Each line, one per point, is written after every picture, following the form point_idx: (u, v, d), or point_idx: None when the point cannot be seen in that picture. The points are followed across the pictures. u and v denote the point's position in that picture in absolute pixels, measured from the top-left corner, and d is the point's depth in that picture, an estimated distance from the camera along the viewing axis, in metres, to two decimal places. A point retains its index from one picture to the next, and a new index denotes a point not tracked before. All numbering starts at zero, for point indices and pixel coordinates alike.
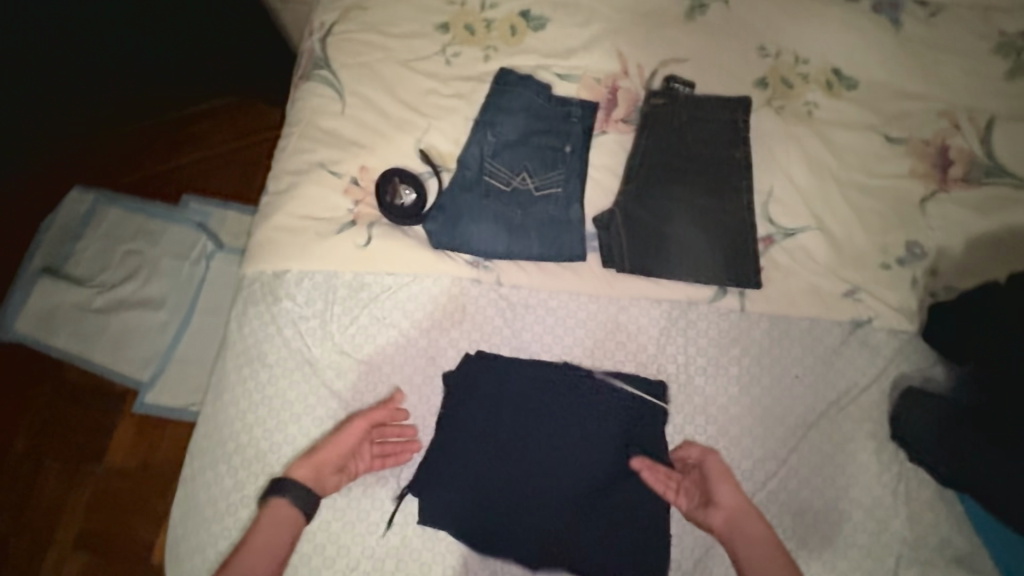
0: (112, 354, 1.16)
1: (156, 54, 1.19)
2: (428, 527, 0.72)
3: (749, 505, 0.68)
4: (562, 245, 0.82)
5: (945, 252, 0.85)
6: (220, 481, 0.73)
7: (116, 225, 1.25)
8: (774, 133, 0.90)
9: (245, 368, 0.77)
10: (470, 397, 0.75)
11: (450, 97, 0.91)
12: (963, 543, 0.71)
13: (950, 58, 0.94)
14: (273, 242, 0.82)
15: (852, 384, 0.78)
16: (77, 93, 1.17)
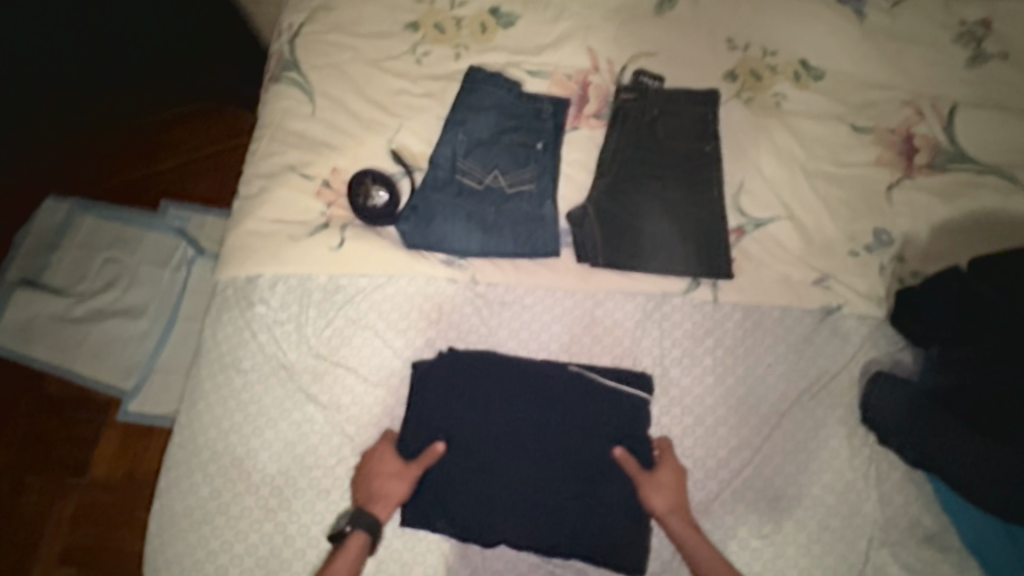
0: (88, 365, 1.15)
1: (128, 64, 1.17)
2: (409, 527, 0.72)
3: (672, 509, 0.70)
4: (536, 242, 0.82)
5: (911, 239, 0.86)
6: (197, 490, 0.72)
7: (92, 235, 1.24)
8: (743, 126, 0.91)
9: (219, 375, 0.76)
10: (448, 396, 0.75)
11: (420, 97, 0.91)
12: (933, 523, 0.73)
13: (913, 48, 0.96)
14: (245, 247, 0.81)
15: (823, 371, 0.79)
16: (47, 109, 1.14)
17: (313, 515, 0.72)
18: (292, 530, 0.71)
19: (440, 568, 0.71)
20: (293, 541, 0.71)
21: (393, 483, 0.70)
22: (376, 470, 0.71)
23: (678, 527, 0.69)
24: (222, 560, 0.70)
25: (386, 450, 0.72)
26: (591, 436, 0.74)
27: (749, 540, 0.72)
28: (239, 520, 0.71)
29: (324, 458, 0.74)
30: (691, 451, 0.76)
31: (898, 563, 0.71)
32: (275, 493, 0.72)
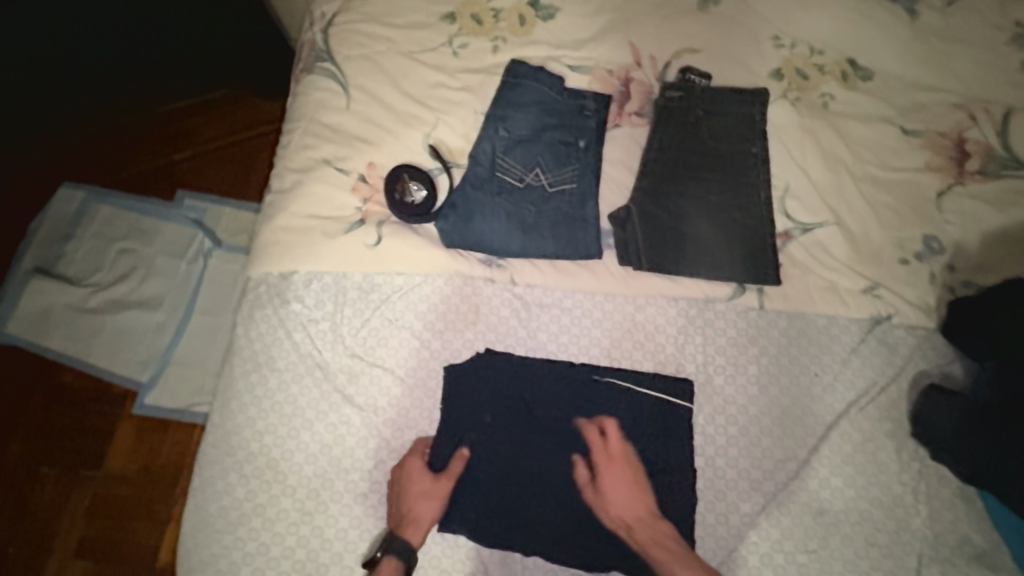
0: (108, 357, 1.13)
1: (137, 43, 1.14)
2: (448, 534, 0.71)
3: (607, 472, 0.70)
4: (578, 244, 0.80)
5: (961, 248, 0.84)
6: (231, 492, 0.70)
7: (107, 224, 1.22)
8: (790, 126, 0.88)
9: (253, 374, 0.75)
10: (489, 399, 0.74)
11: (458, 91, 0.88)
12: (983, 541, 0.71)
13: (965, 50, 0.93)
14: (280, 244, 0.79)
15: (871, 382, 0.77)
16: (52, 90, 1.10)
17: (351, 519, 0.70)
18: (329, 534, 0.70)
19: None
20: (330, 545, 0.69)
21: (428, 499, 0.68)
22: (411, 486, 0.69)
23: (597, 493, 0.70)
24: (257, 562, 0.68)
25: (415, 461, 0.71)
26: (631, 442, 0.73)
27: (796, 555, 0.70)
28: (275, 522, 0.69)
29: (360, 461, 0.72)
30: (735, 462, 0.74)
31: None
32: (311, 496, 0.71)
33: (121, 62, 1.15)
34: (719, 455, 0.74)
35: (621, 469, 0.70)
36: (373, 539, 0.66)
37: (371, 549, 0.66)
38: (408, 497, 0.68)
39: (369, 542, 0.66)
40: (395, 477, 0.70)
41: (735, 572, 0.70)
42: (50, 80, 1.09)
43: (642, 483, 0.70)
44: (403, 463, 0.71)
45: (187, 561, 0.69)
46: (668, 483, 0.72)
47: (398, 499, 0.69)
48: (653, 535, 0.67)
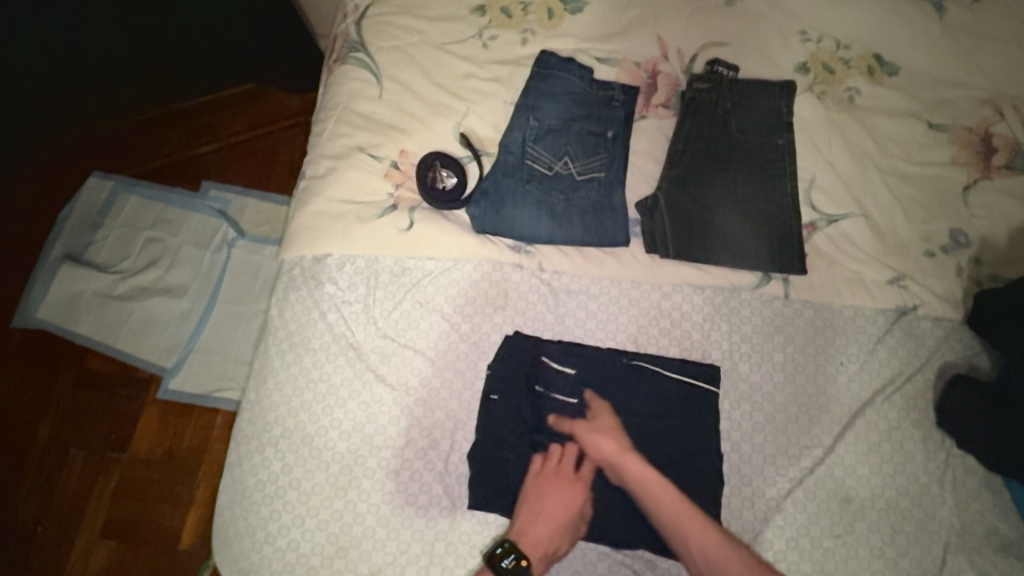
0: (136, 343, 1.16)
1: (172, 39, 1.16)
2: (478, 511, 0.72)
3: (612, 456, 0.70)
4: (605, 231, 0.81)
5: (989, 241, 0.84)
6: (268, 466, 0.73)
7: (135, 214, 1.24)
8: (816, 119, 0.89)
9: (288, 353, 0.77)
10: (523, 381, 0.76)
11: (488, 81, 0.90)
12: (1010, 530, 0.72)
13: (992, 45, 0.93)
14: (314, 228, 0.81)
15: (897, 372, 0.78)
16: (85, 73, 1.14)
17: (382, 495, 0.72)
18: (362, 509, 0.71)
19: None
20: (363, 520, 0.71)
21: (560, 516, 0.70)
22: (549, 507, 0.69)
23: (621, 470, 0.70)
24: (293, 534, 0.71)
25: (552, 481, 0.71)
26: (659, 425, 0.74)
27: (822, 540, 0.71)
28: (310, 496, 0.72)
29: (391, 439, 0.74)
30: (760, 447, 0.75)
31: (975, 570, 0.70)
32: (344, 471, 0.73)
33: (154, 54, 1.18)
34: (745, 441, 0.75)
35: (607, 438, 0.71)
36: (512, 560, 0.66)
37: (506, 567, 0.66)
38: (545, 518, 0.69)
39: (505, 561, 0.66)
40: (536, 497, 0.70)
41: (761, 555, 0.71)
42: (85, 67, 1.13)
43: (620, 432, 0.72)
44: (550, 487, 0.71)
45: (224, 532, 0.72)
46: (694, 466, 0.73)
47: (541, 522, 0.69)
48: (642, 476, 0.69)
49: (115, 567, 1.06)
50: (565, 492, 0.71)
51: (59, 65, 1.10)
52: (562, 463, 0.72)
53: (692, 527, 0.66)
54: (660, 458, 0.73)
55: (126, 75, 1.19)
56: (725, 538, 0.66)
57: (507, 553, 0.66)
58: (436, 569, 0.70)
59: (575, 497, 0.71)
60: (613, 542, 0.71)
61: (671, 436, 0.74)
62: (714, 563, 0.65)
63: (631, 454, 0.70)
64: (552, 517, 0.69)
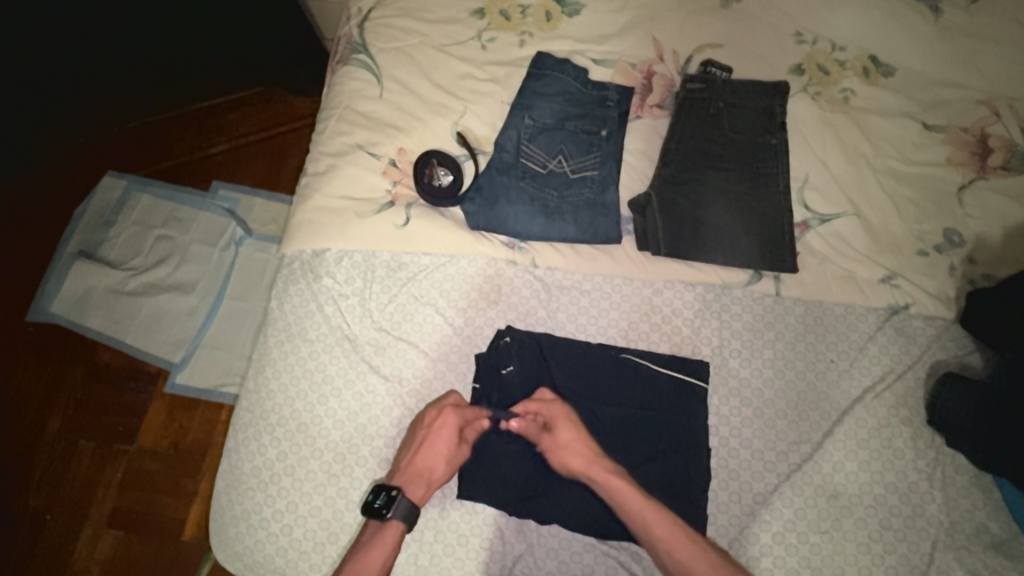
0: (144, 337, 1.18)
1: (185, 44, 1.20)
2: (467, 501, 0.74)
3: (590, 454, 0.71)
4: (598, 228, 0.83)
5: (982, 241, 0.84)
6: (264, 452, 0.75)
7: (147, 212, 1.27)
8: (809, 120, 0.90)
9: (286, 344, 0.79)
10: (519, 372, 0.78)
11: (485, 82, 0.92)
12: (1000, 529, 0.72)
13: (988, 47, 0.93)
14: (313, 223, 0.83)
15: (887, 370, 0.78)
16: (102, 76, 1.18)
17: (374, 483, 0.74)
18: (353, 497, 0.74)
19: (495, 541, 0.72)
20: (354, 507, 0.74)
21: (438, 460, 0.71)
22: (434, 454, 0.71)
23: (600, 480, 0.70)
24: (286, 519, 0.73)
25: (446, 429, 0.72)
26: (648, 421, 0.75)
27: (809, 535, 0.72)
28: (304, 482, 0.74)
29: (384, 428, 0.76)
30: (749, 442, 0.76)
31: (963, 568, 0.70)
32: (338, 459, 0.75)
33: (168, 60, 1.22)
34: (735, 437, 0.76)
35: (576, 449, 0.71)
36: (382, 498, 0.68)
37: (377, 507, 0.67)
38: (425, 464, 0.71)
39: (375, 498, 0.68)
40: (418, 439, 0.72)
41: (747, 550, 0.71)
42: (100, 71, 1.17)
43: (583, 427, 0.73)
44: (433, 430, 0.72)
45: (222, 515, 0.74)
46: (680, 459, 0.74)
47: (414, 461, 0.71)
48: (611, 469, 0.70)
49: (120, 557, 1.09)
50: (447, 437, 0.72)
51: (76, 68, 1.13)
52: (461, 414, 0.73)
53: (648, 514, 0.67)
54: (647, 451, 0.75)
55: (139, 78, 1.23)
56: (679, 529, 0.67)
57: (378, 491, 0.68)
58: (425, 556, 0.72)
59: (450, 441, 0.72)
60: (599, 534, 0.72)
61: (660, 430, 0.75)
62: (672, 550, 0.66)
63: (597, 462, 0.70)
64: (430, 464, 0.71)
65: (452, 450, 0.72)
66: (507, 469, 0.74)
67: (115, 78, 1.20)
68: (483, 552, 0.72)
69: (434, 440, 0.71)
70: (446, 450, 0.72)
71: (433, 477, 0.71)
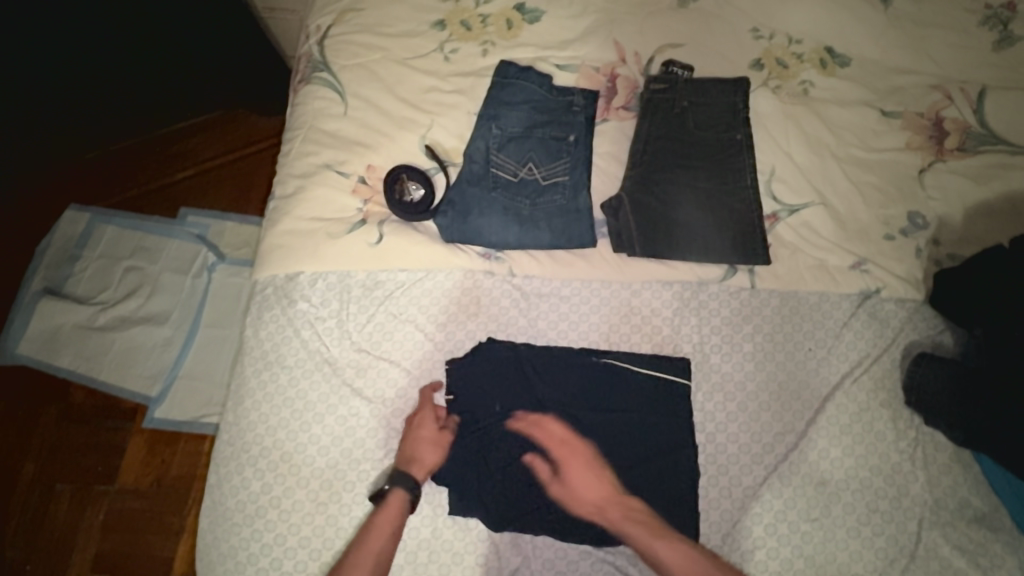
0: (118, 373, 1.15)
1: (147, 66, 1.17)
2: (459, 519, 0.73)
3: (609, 495, 0.71)
4: (572, 233, 0.82)
5: (944, 222, 0.86)
6: (248, 485, 0.73)
7: (114, 244, 1.24)
8: (771, 113, 0.91)
9: (264, 372, 0.77)
10: (507, 390, 0.76)
11: (451, 94, 0.91)
12: (981, 503, 0.73)
13: (936, 32, 0.96)
14: (284, 247, 0.82)
15: (863, 355, 0.80)
16: (62, 110, 1.14)
17: (363, 507, 0.73)
18: (344, 523, 0.72)
19: (489, 557, 0.72)
20: (345, 534, 0.72)
21: (434, 446, 0.73)
22: (418, 438, 0.73)
23: (616, 521, 0.70)
24: (275, 553, 0.71)
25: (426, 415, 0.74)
26: (637, 424, 0.75)
27: (799, 524, 0.72)
28: (292, 514, 0.72)
29: (371, 451, 0.75)
30: (735, 437, 0.76)
31: (950, 544, 0.71)
32: (325, 486, 0.74)
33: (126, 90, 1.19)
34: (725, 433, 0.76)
35: (599, 490, 0.71)
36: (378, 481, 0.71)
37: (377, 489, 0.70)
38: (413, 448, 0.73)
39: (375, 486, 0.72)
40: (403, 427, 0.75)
41: (741, 543, 0.72)
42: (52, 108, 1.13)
43: (598, 470, 0.72)
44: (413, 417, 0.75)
45: (207, 554, 0.72)
46: (671, 459, 0.74)
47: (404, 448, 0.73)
48: (629, 512, 0.70)
49: None
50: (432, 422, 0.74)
51: (29, 103, 1.09)
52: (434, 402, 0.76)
53: (661, 552, 0.66)
54: (638, 453, 0.74)
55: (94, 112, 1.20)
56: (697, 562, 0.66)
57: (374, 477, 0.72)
58: None
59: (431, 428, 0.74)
60: (594, 542, 0.72)
61: (648, 431, 0.75)
62: None
63: (613, 502, 0.70)
64: (416, 446, 0.73)
65: (434, 433, 0.74)
66: (488, 484, 0.73)
67: (74, 112, 1.16)
68: (478, 568, 0.72)
69: (415, 426, 0.74)
70: (432, 434, 0.73)
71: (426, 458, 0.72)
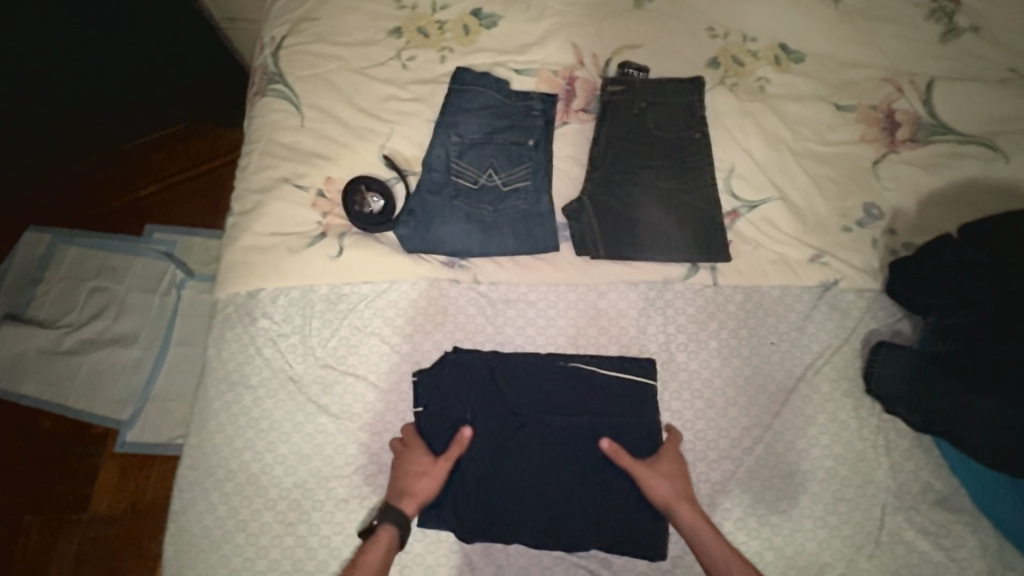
0: (86, 398, 1.12)
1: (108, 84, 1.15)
2: (430, 531, 0.73)
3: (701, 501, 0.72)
4: (535, 238, 0.82)
5: (900, 212, 0.88)
6: (213, 510, 0.72)
7: (77, 265, 1.21)
8: (729, 110, 0.93)
9: (227, 393, 0.76)
10: (473, 398, 0.76)
11: (409, 102, 0.91)
12: (943, 486, 0.75)
13: (885, 26, 0.98)
14: (244, 264, 0.80)
15: (826, 346, 0.81)
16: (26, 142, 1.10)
17: (333, 525, 0.72)
18: (313, 542, 0.71)
19: (462, 568, 0.72)
20: (314, 554, 0.71)
21: (429, 479, 0.71)
22: (411, 467, 0.72)
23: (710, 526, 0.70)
24: None
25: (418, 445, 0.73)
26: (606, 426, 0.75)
27: (768, 516, 0.74)
28: (259, 536, 0.71)
29: (340, 468, 0.74)
30: (704, 433, 0.77)
31: (914, 528, 0.73)
32: (293, 506, 0.72)
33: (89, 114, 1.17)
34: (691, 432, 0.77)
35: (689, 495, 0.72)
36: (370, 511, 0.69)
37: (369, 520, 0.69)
38: (407, 478, 0.71)
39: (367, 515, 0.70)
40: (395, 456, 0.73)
41: None
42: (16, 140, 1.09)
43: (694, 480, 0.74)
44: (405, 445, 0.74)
45: None
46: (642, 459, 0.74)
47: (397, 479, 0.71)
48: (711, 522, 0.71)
49: None
50: (427, 457, 0.73)
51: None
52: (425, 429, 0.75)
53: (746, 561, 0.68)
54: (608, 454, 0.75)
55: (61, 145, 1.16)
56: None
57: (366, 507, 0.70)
58: None
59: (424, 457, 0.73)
60: (566, 547, 0.72)
61: (617, 433, 0.75)
62: None
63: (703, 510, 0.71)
64: (409, 476, 0.71)
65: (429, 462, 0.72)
66: (456, 493, 0.73)
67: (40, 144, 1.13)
68: None
69: (408, 455, 0.73)
70: (427, 464, 0.72)
71: (419, 489, 0.70)
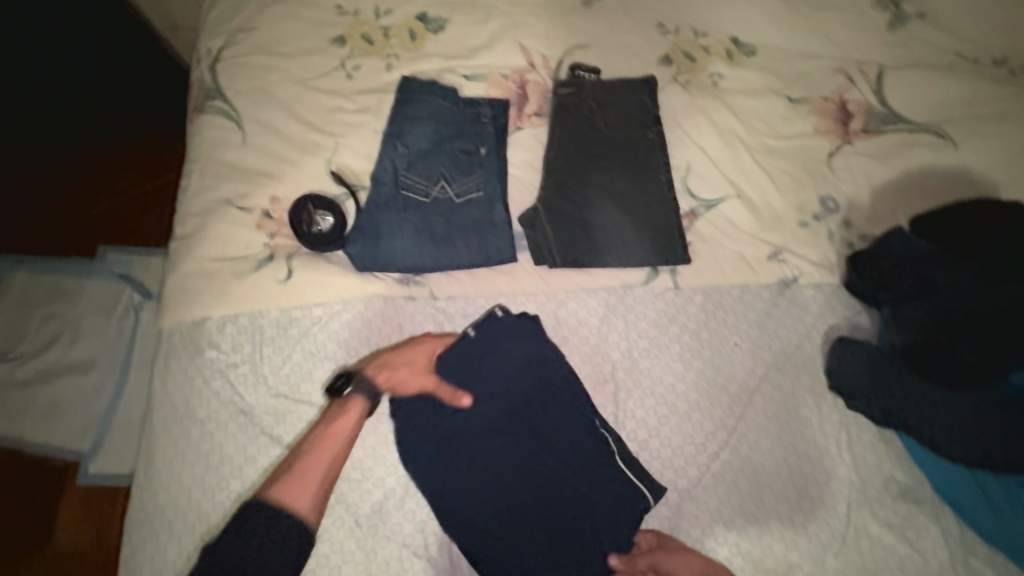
0: (44, 430, 1.06)
1: None
2: (394, 560, 0.69)
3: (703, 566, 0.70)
4: (490, 249, 0.80)
5: (855, 204, 0.88)
6: (163, 552, 0.68)
7: (26, 292, 1.15)
8: (683, 107, 0.91)
9: (175, 428, 0.72)
10: (434, 415, 0.73)
11: (355, 112, 0.88)
12: (905, 477, 0.76)
13: (835, 16, 0.98)
14: (188, 292, 0.77)
15: (786, 343, 0.81)
16: None
17: None
18: None
19: None
20: None
21: (411, 375, 0.72)
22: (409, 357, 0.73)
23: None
24: None
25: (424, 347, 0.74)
26: (571, 439, 0.74)
27: (735, 519, 0.73)
28: None
29: None
30: (669, 440, 0.76)
31: (877, 521, 0.73)
32: None
33: None
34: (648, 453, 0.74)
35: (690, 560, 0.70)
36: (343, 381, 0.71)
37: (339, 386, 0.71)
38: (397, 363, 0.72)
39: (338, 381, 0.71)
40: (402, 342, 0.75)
41: None
42: None
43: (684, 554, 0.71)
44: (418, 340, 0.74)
45: None
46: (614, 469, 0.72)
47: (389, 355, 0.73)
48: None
49: None
50: (422, 360, 0.73)
51: None
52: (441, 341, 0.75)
53: None
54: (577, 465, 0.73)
55: None
56: None
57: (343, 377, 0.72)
58: None
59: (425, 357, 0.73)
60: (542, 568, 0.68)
61: (584, 445, 0.73)
62: None
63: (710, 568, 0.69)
64: (400, 367, 0.72)
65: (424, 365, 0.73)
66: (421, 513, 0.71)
67: None
68: None
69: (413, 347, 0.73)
70: (421, 363, 0.73)
71: (399, 385, 0.71)
